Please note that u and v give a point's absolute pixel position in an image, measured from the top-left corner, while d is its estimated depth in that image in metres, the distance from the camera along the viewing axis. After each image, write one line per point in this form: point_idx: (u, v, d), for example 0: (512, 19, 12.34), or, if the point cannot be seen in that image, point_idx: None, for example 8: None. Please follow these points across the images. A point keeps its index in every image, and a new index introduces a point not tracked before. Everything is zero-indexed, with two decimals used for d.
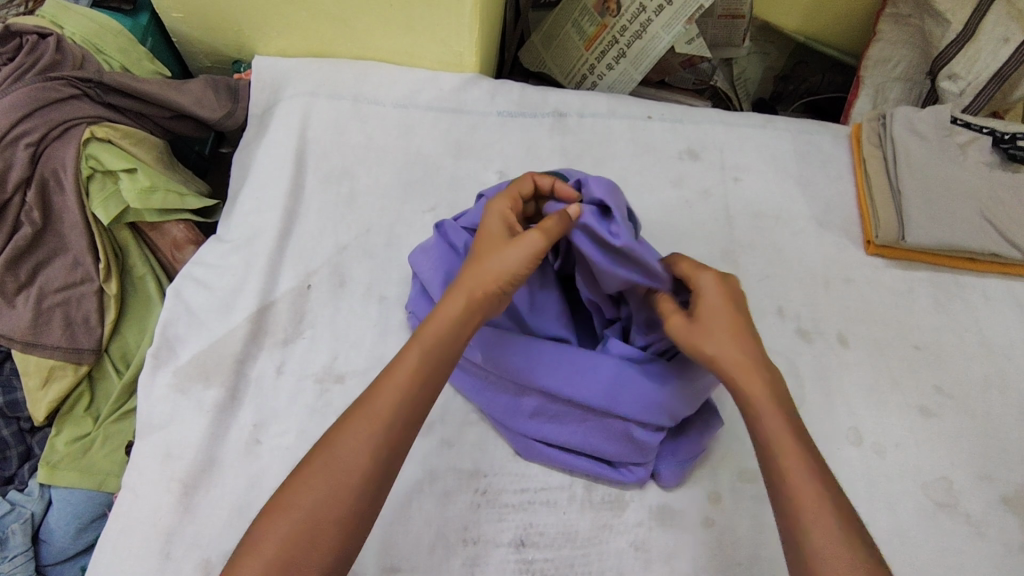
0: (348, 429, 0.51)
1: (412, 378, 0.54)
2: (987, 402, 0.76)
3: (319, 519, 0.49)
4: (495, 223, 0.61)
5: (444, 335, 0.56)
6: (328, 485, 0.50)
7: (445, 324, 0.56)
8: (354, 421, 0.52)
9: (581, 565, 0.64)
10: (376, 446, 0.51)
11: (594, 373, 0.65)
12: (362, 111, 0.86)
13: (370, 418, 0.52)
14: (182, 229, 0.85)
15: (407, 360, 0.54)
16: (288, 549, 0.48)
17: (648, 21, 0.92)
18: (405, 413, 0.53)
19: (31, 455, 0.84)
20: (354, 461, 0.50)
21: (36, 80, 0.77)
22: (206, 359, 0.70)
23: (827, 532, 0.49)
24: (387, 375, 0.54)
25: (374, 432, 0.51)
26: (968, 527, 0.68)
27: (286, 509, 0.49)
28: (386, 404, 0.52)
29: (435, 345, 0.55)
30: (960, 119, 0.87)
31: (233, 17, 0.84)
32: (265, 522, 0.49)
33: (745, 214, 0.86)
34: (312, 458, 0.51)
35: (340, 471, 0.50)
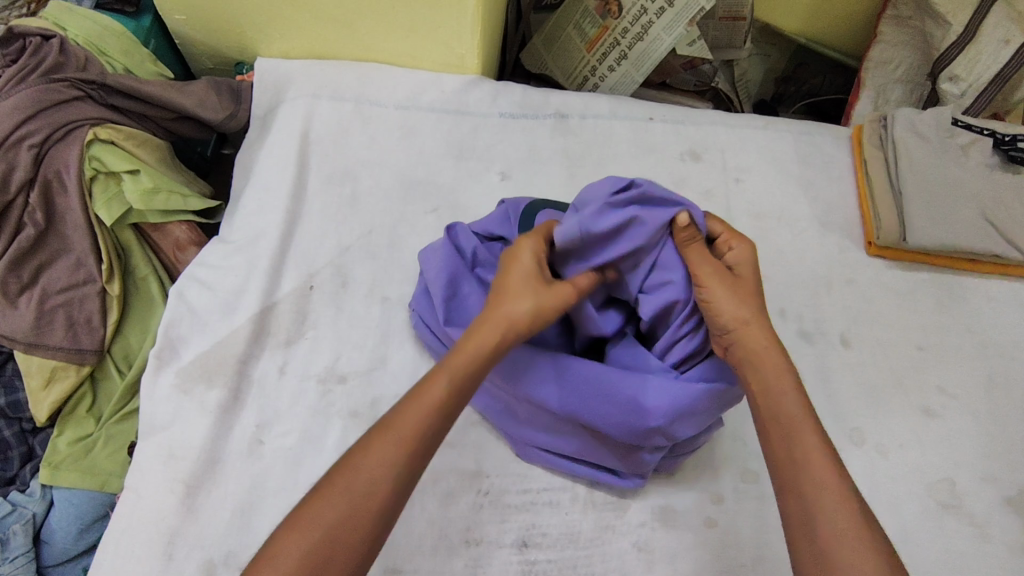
0: (372, 453, 0.51)
1: (439, 404, 0.53)
2: (989, 403, 0.76)
3: (339, 539, 0.48)
4: (523, 256, 0.60)
5: (471, 367, 0.55)
6: (350, 506, 0.49)
7: (471, 355, 0.55)
8: (380, 443, 0.51)
9: (584, 566, 0.64)
10: (402, 472, 0.50)
11: (586, 388, 0.63)
12: (364, 112, 0.86)
13: (396, 444, 0.51)
14: (185, 230, 0.85)
15: (436, 387, 0.53)
16: (307, 568, 0.47)
17: (649, 23, 0.93)
18: (431, 439, 0.52)
19: (33, 456, 0.85)
20: (378, 483, 0.50)
21: (39, 82, 0.77)
22: (209, 359, 0.70)
23: (842, 519, 0.49)
24: (413, 400, 0.53)
25: (399, 456, 0.50)
26: (971, 528, 0.68)
27: (305, 527, 0.48)
28: (414, 427, 0.52)
29: (465, 375, 0.54)
30: (960, 121, 0.87)
31: (236, 19, 0.84)
32: (283, 538, 0.48)
33: (747, 215, 0.86)
34: (335, 476, 0.50)
35: (364, 492, 0.49)
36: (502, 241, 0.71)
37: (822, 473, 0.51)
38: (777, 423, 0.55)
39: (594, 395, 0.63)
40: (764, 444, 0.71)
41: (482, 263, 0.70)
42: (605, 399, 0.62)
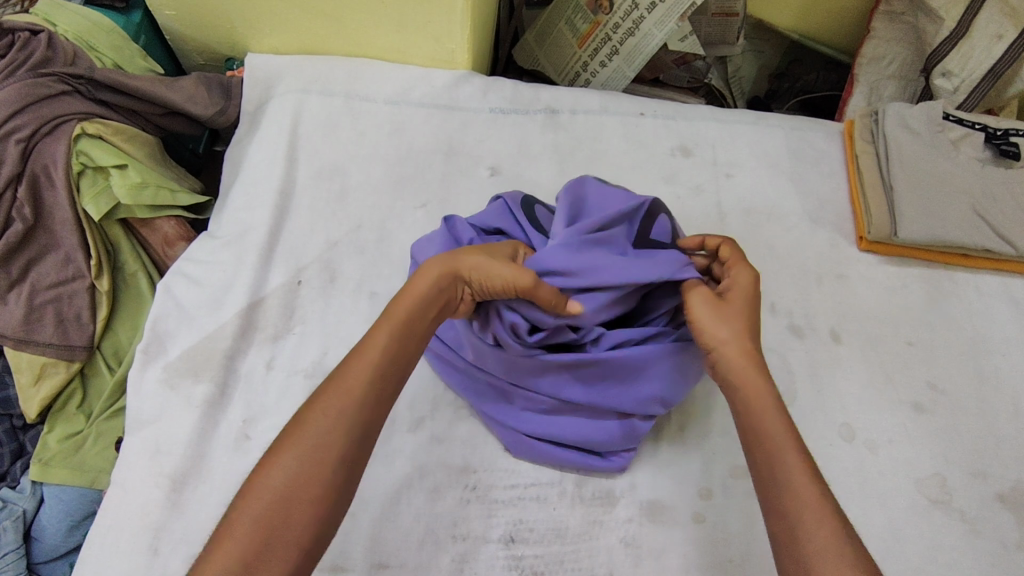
0: (318, 410, 0.50)
1: (380, 355, 0.53)
2: (980, 397, 0.76)
3: (294, 496, 0.47)
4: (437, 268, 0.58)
5: (407, 321, 0.55)
6: (300, 463, 0.48)
7: (403, 312, 0.55)
8: (323, 398, 0.50)
9: (572, 561, 0.64)
10: (348, 421, 0.50)
11: (587, 372, 0.65)
12: (354, 108, 0.86)
13: (341, 397, 0.50)
14: (174, 225, 0.85)
15: (372, 341, 0.53)
16: (264, 531, 0.45)
17: (641, 19, 0.92)
18: (375, 388, 0.52)
19: (24, 452, 0.85)
20: (326, 438, 0.49)
21: (27, 77, 0.77)
22: (196, 354, 0.70)
23: (821, 528, 0.47)
24: (355, 355, 0.53)
25: (345, 408, 0.50)
26: (961, 523, 0.68)
27: (258, 490, 0.47)
28: (359, 379, 0.51)
29: (403, 326, 0.55)
30: (953, 115, 0.86)
31: (224, 14, 0.84)
32: (237, 505, 0.47)
33: (737, 210, 0.86)
34: (284, 436, 0.49)
35: (314, 449, 0.48)
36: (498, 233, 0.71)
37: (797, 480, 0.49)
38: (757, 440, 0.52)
39: (595, 378, 0.65)
40: None
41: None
42: (606, 378, 0.65)
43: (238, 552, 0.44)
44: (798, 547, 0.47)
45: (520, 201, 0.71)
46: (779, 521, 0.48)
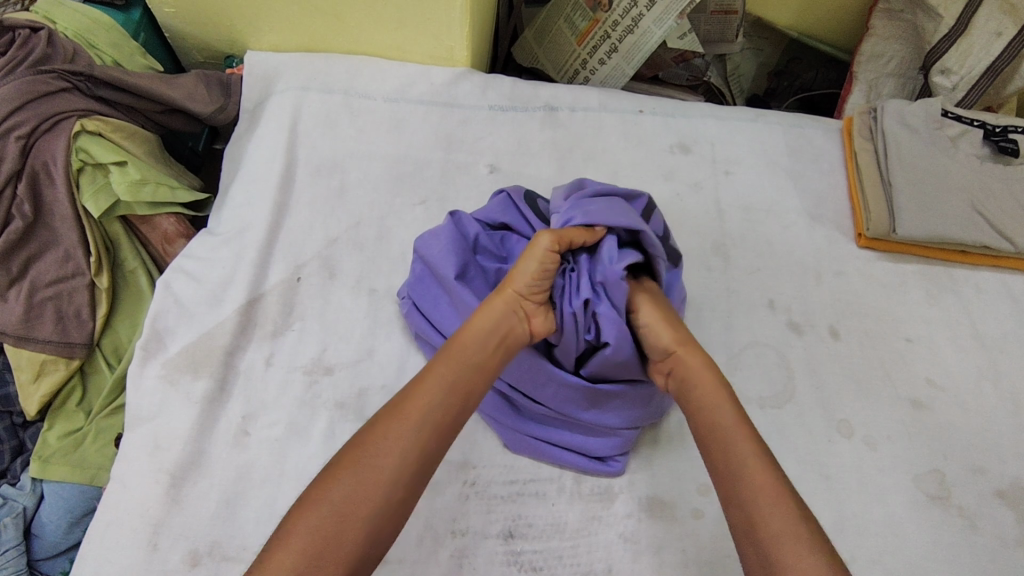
0: (378, 434, 0.52)
1: (445, 386, 0.55)
2: (978, 394, 0.76)
3: (350, 515, 0.48)
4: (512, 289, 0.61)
5: (469, 350, 0.57)
6: (360, 481, 0.49)
7: (468, 339, 0.58)
8: (387, 423, 0.52)
9: (571, 557, 0.64)
10: (410, 448, 0.51)
11: (587, 390, 0.66)
12: (353, 105, 0.86)
13: (400, 422, 0.52)
14: (173, 222, 0.85)
15: (436, 371, 0.56)
16: (319, 544, 0.47)
17: (640, 16, 0.92)
18: (435, 416, 0.53)
19: (23, 449, 0.85)
20: (387, 461, 0.50)
21: (27, 73, 0.77)
22: (195, 350, 0.70)
23: (781, 519, 0.50)
24: (416, 383, 0.55)
25: (405, 433, 0.52)
26: (960, 519, 0.68)
27: (316, 505, 0.48)
28: (419, 406, 0.53)
29: (460, 357, 0.57)
30: (951, 112, 0.87)
31: (224, 12, 0.84)
32: (294, 518, 0.48)
33: (736, 207, 0.86)
34: (343, 457, 0.51)
35: (372, 471, 0.50)
36: (503, 229, 0.73)
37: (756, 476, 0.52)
38: (722, 436, 0.55)
39: (592, 396, 0.66)
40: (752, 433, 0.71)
41: (484, 250, 0.71)
42: (605, 398, 0.66)
43: (292, 562, 0.46)
44: (757, 534, 0.50)
45: (525, 196, 0.73)
46: (740, 514, 0.51)
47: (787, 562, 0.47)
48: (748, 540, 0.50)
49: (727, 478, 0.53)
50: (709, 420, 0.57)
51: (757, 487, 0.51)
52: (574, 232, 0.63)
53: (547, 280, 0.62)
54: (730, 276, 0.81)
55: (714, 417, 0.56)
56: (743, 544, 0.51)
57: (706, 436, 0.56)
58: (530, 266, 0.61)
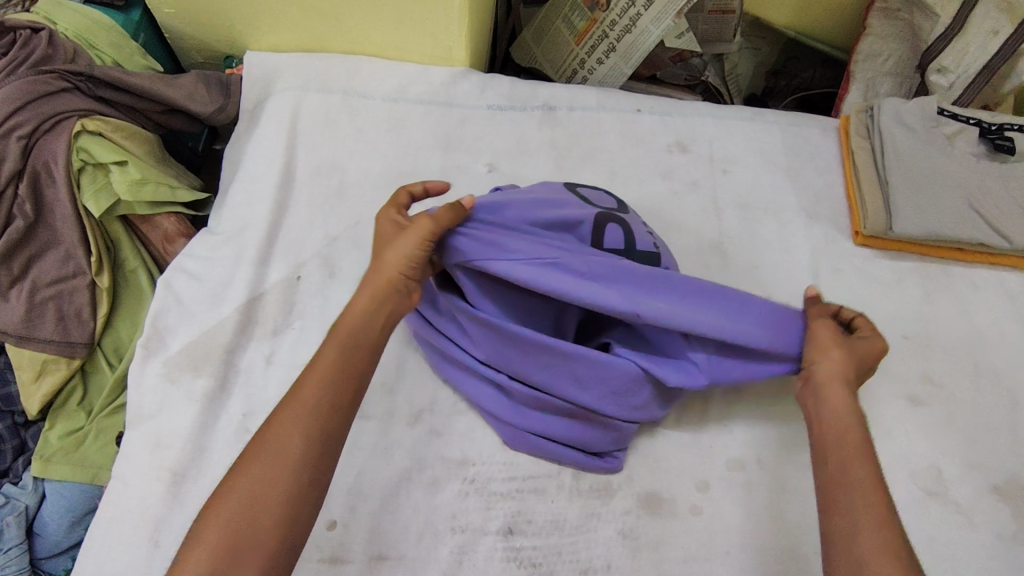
0: (276, 422, 0.52)
1: (336, 363, 0.55)
2: (975, 390, 0.76)
3: (259, 501, 0.49)
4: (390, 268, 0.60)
5: (357, 330, 0.58)
6: (261, 469, 0.50)
7: (357, 316, 0.58)
8: (284, 410, 0.53)
9: (570, 553, 0.64)
10: (308, 427, 0.52)
11: (589, 369, 0.64)
12: (352, 104, 0.86)
13: (296, 408, 0.53)
14: (174, 222, 0.86)
15: (325, 352, 0.56)
16: (233, 537, 0.47)
17: (637, 15, 0.93)
18: (330, 395, 0.54)
19: (25, 449, 0.85)
20: (287, 445, 0.51)
21: (29, 74, 0.78)
22: (196, 349, 0.70)
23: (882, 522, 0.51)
24: (308, 368, 0.56)
25: (301, 416, 0.52)
26: (956, 515, 0.68)
27: (224, 500, 0.49)
28: (311, 390, 0.54)
29: (347, 339, 0.57)
30: (947, 110, 0.87)
31: (223, 13, 0.85)
32: (205, 519, 0.49)
33: (733, 206, 0.86)
34: (246, 451, 0.52)
35: (273, 459, 0.50)
36: None
37: (867, 487, 0.53)
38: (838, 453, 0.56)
39: (594, 382, 0.65)
40: (750, 430, 0.71)
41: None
42: (606, 382, 0.64)
43: (211, 557, 0.47)
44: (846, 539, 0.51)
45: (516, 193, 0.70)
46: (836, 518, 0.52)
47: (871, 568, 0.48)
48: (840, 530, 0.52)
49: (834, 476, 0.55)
50: (839, 426, 0.58)
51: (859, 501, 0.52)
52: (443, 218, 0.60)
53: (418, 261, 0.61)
54: (728, 274, 0.81)
55: (837, 436, 0.57)
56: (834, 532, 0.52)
57: (831, 431, 0.58)
58: (400, 249, 0.60)
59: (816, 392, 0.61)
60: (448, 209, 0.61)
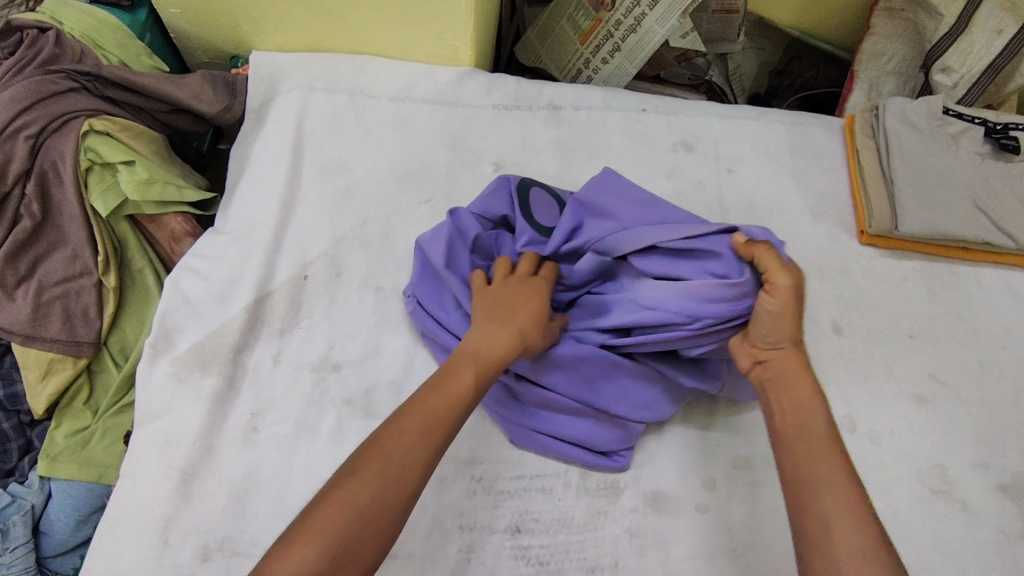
0: (411, 434, 0.52)
1: (469, 393, 0.56)
2: (981, 389, 0.76)
3: (373, 520, 0.48)
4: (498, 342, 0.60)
5: (488, 368, 0.58)
6: (383, 487, 0.49)
7: (498, 354, 0.59)
8: (412, 425, 0.53)
9: (577, 551, 0.64)
10: (431, 456, 0.52)
11: (595, 367, 0.67)
12: (358, 104, 0.86)
13: (433, 427, 0.53)
14: (180, 221, 0.86)
15: (463, 376, 0.56)
16: (347, 541, 0.47)
17: (642, 15, 0.93)
18: (457, 424, 0.55)
19: (31, 448, 0.85)
20: (411, 468, 0.51)
21: (35, 74, 0.78)
22: (204, 348, 0.70)
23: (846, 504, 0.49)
24: (443, 388, 0.56)
25: (434, 437, 0.53)
26: (963, 513, 0.69)
27: (341, 506, 0.48)
28: (445, 412, 0.54)
29: (485, 370, 0.58)
30: (952, 110, 0.87)
31: (230, 13, 0.85)
32: (315, 517, 0.47)
33: (739, 205, 0.86)
34: (372, 452, 0.51)
35: (404, 473, 0.50)
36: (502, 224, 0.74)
37: (840, 478, 0.50)
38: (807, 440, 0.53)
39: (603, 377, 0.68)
40: (757, 430, 0.71)
41: (481, 249, 0.73)
42: (613, 378, 0.68)
43: (319, 554, 0.46)
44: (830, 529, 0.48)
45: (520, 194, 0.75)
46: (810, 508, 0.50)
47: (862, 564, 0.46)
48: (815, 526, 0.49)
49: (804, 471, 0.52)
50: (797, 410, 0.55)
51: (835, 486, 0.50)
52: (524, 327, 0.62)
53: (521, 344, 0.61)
54: None
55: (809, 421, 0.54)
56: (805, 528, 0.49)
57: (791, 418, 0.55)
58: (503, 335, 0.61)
59: (776, 376, 0.58)
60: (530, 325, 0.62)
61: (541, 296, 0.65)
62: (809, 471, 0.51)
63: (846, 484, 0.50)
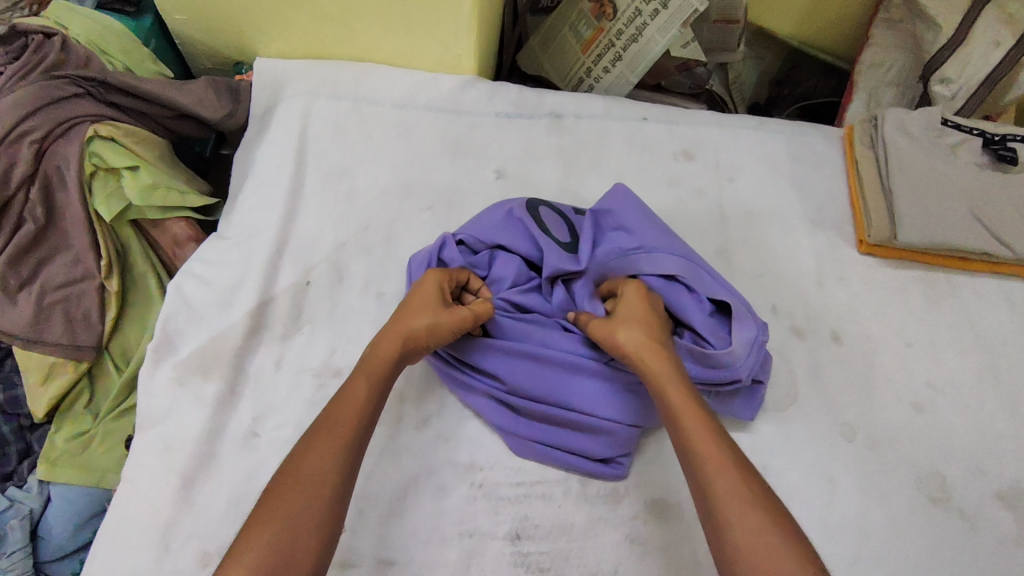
0: (315, 445, 0.54)
1: (366, 398, 0.58)
2: (979, 398, 0.77)
3: (300, 529, 0.50)
4: (383, 342, 0.62)
5: (380, 366, 0.61)
6: (301, 499, 0.51)
7: (388, 356, 0.61)
8: (318, 440, 0.55)
9: (577, 558, 0.64)
10: (343, 459, 0.54)
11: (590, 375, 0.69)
12: (361, 110, 0.87)
13: (333, 436, 0.55)
14: (183, 228, 0.86)
15: (358, 386, 0.59)
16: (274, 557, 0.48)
17: (644, 24, 0.94)
18: (360, 425, 0.57)
19: (30, 452, 0.85)
20: (325, 475, 0.53)
21: (41, 79, 0.79)
22: (206, 353, 0.71)
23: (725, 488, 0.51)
24: (342, 399, 0.58)
25: (340, 442, 0.55)
26: (961, 522, 0.69)
27: (264, 525, 0.50)
28: (346, 417, 0.57)
29: (377, 371, 0.60)
30: (951, 121, 0.88)
31: (234, 20, 0.85)
32: (243, 543, 0.49)
33: (739, 213, 0.87)
34: (284, 474, 0.53)
35: (314, 483, 0.52)
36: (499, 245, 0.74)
37: (710, 455, 0.53)
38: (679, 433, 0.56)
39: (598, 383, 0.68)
40: (757, 438, 0.71)
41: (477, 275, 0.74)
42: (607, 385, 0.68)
43: None
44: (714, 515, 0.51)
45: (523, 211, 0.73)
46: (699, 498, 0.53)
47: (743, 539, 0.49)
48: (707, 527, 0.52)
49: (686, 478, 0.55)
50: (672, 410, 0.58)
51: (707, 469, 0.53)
52: (412, 316, 0.63)
53: (401, 337, 0.62)
54: (734, 281, 0.82)
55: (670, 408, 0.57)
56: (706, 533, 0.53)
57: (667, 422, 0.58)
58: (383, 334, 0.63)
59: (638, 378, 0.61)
60: (421, 308, 0.64)
61: (430, 290, 0.65)
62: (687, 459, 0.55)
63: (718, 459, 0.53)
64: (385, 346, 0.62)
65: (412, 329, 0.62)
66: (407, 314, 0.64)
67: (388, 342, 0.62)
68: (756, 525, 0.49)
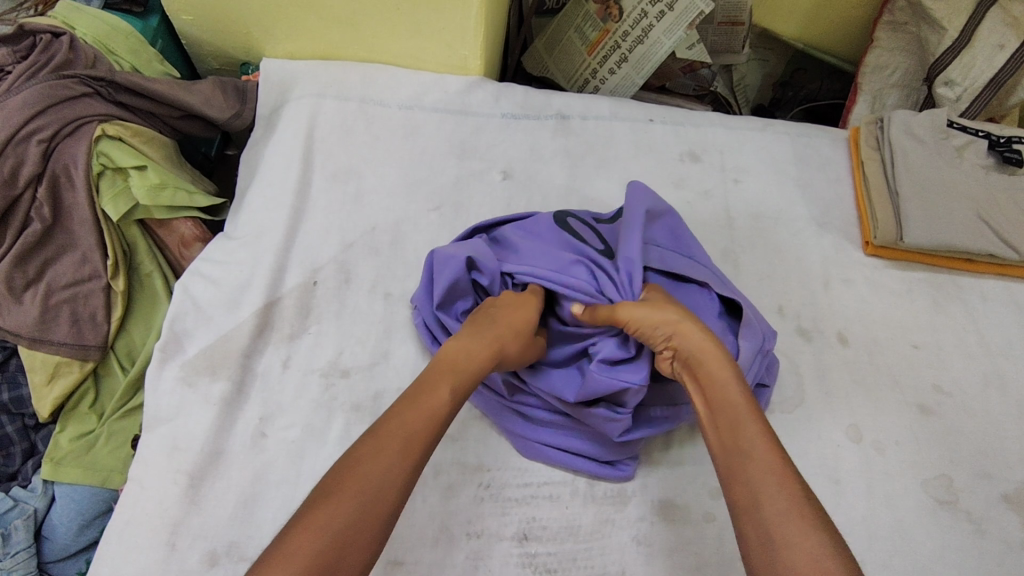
0: (384, 448, 0.50)
1: (447, 407, 0.55)
2: (986, 400, 0.77)
3: (345, 545, 0.45)
4: (478, 350, 0.60)
5: (470, 379, 0.58)
6: (360, 509, 0.47)
7: (479, 369, 0.59)
8: (389, 444, 0.51)
9: (584, 559, 0.64)
10: (409, 472, 0.50)
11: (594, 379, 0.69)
12: (368, 111, 0.87)
13: (403, 443, 0.51)
14: (191, 227, 0.86)
15: (440, 393, 0.55)
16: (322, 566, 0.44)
17: (650, 26, 0.94)
18: (429, 436, 0.53)
19: (35, 451, 0.85)
20: (388, 484, 0.49)
21: (49, 78, 0.78)
22: (213, 352, 0.71)
23: (786, 499, 0.48)
24: (418, 401, 0.54)
25: (412, 448, 0.51)
26: (969, 524, 0.69)
27: (317, 527, 0.45)
28: (423, 423, 0.53)
29: (463, 383, 0.57)
30: (956, 123, 0.88)
31: (242, 21, 0.86)
32: (288, 543, 0.44)
33: (746, 215, 0.87)
34: (345, 472, 0.49)
35: (378, 492, 0.48)
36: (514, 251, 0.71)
37: (760, 449, 0.51)
38: (729, 424, 0.54)
39: None
40: None
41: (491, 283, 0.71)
42: None
43: None
44: (755, 505, 0.48)
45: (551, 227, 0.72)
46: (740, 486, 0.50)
47: (787, 534, 0.45)
48: (753, 534, 0.47)
49: (732, 479, 0.51)
50: (722, 401, 0.55)
51: (758, 460, 0.51)
52: (507, 337, 0.62)
53: (489, 352, 0.60)
54: (741, 283, 0.82)
55: (722, 398, 0.56)
56: (746, 538, 0.48)
57: (718, 420, 0.55)
58: (474, 345, 0.60)
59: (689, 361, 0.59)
60: (513, 331, 0.63)
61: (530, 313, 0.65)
62: (738, 444, 0.52)
63: (769, 456, 0.51)
64: (479, 357, 0.59)
65: (499, 348, 0.61)
66: (500, 332, 0.62)
67: (485, 352, 0.60)
68: (798, 523, 0.46)
